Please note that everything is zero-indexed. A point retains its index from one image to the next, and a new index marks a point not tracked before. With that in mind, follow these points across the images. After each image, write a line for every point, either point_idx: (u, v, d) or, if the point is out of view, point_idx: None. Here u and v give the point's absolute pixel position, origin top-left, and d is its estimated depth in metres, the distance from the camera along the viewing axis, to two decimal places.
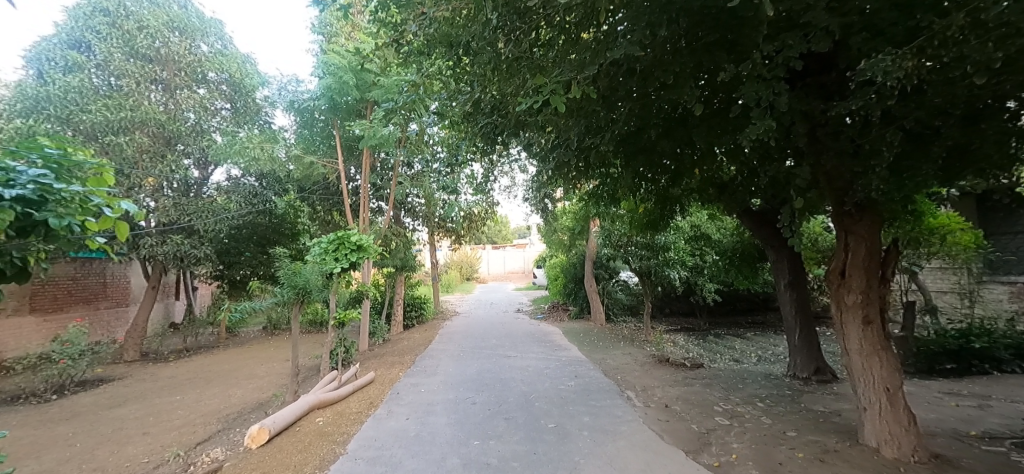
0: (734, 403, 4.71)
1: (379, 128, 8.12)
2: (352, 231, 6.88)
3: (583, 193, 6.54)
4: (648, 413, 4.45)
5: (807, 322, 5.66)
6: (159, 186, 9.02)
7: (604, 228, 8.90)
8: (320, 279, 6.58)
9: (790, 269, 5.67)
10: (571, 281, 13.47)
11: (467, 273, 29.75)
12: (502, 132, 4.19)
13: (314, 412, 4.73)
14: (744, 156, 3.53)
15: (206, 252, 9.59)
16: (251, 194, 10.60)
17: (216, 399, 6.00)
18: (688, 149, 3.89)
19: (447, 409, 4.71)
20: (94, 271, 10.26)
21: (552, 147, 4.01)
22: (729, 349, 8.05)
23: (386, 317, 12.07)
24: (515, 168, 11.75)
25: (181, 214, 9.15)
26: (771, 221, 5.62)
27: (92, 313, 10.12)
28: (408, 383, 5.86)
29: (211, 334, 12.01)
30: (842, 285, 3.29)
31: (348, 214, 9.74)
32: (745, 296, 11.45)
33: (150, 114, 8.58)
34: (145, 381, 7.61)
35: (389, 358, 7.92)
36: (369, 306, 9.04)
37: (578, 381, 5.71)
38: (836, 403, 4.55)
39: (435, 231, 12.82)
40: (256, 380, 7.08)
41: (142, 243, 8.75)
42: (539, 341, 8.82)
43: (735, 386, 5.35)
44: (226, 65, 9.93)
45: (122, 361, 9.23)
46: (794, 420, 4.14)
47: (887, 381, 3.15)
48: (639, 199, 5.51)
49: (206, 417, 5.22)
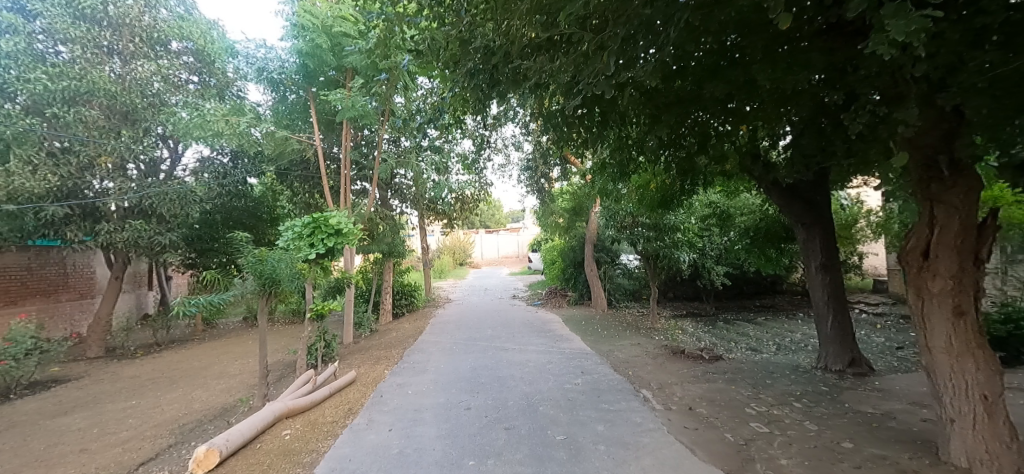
0: (768, 404, 4.09)
1: (359, 98, 7.26)
2: (329, 213, 6.15)
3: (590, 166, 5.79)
4: (672, 418, 3.82)
5: (842, 309, 5.03)
6: (117, 167, 8.10)
7: (606, 208, 8.18)
8: (292, 268, 5.69)
9: (823, 250, 5.02)
10: (570, 265, 12.79)
11: (461, 258, 29.06)
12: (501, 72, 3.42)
13: (280, 423, 4.03)
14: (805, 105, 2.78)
15: (172, 239, 8.75)
16: (220, 176, 9.76)
17: (175, 405, 5.30)
18: (732, 100, 3.14)
19: (438, 417, 4.05)
20: (52, 261, 9.40)
21: (564, 90, 3.21)
22: (743, 336, 7.49)
23: (374, 306, 11.33)
24: (510, 145, 11.06)
25: (139, 196, 8.23)
26: (803, 195, 5.01)
27: (52, 306, 9.29)
28: (393, 383, 5.18)
29: (187, 326, 11.23)
30: (925, 269, 2.59)
31: (327, 196, 8.91)
32: (753, 279, 10.90)
33: (98, 83, 7.51)
34: (104, 381, 6.86)
35: (374, 352, 7.24)
36: (353, 295, 8.32)
37: (585, 378, 5.06)
38: (886, 403, 3.94)
39: (425, 214, 12.02)
40: (226, 380, 6.37)
41: (98, 229, 7.86)
42: (539, 330, 8.18)
43: (763, 382, 4.74)
44: (188, 31, 8.90)
45: (84, 358, 8.48)
46: (844, 426, 3.53)
47: (984, 387, 2.47)
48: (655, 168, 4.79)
49: (159, 429, 4.52)
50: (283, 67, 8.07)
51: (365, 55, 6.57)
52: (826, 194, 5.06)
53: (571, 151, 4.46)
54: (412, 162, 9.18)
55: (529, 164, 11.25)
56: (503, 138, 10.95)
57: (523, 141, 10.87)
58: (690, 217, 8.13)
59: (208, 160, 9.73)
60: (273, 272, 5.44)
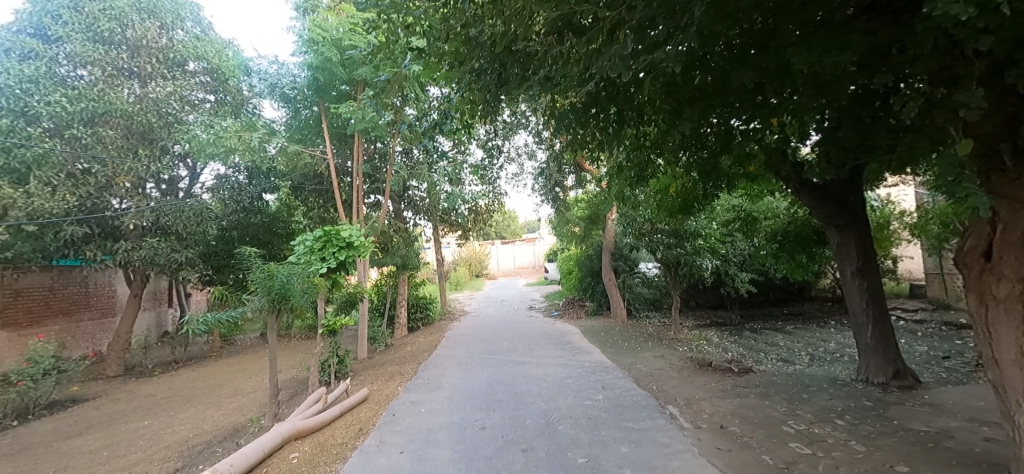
0: (807, 422, 3.75)
1: (372, 111, 7.25)
2: (341, 225, 6.12)
3: (606, 170, 5.57)
4: (704, 439, 3.51)
5: (882, 316, 4.67)
6: (135, 187, 8.24)
7: (623, 215, 7.96)
8: (303, 283, 5.52)
9: (859, 253, 4.70)
10: (587, 275, 12.50)
11: (476, 270, 28.95)
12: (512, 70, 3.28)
13: (289, 445, 3.88)
14: (844, 91, 2.53)
15: (187, 256, 8.89)
16: (235, 192, 10.01)
17: (186, 425, 5.22)
18: (760, 93, 2.92)
19: (451, 438, 3.83)
20: (74, 281, 9.60)
21: (577, 86, 3.04)
22: (773, 346, 7.10)
23: (388, 320, 11.21)
24: (523, 154, 10.97)
25: (155, 216, 8.38)
26: (835, 195, 4.72)
27: (73, 325, 9.46)
28: (406, 401, 5.00)
29: (206, 343, 11.30)
30: (989, 271, 2.25)
31: (340, 209, 8.90)
32: (779, 285, 10.45)
33: (115, 103, 7.77)
34: (121, 400, 6.85)
35: (388, 367, 7.08)
36: (367, 309, 8.21)
37: (606, 394, 4.79)
38: (942, 420, 3.56)
39: (439, 226, 11.96)
40: (239, 399, 6.28)
41: (116, 247, 8.00)
42: (557, 343, 7.92)
43: (800, 397, 4.40)
44: (203, 51, 9.10)
45: (104, 377, 8.55)
46: (897, 447, 3.17)
47: None
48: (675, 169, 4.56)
49: (168, 451, 4.42)
50: (297, 83, 8.16)
51: (376, 67, 6.55)
52: (860, 194, 4.76)
53: (586, 155, 4.30)
54: (424, 174, 9.12)
55: (544, 172, 11.11)
56: (515, 147, 10.87)
57: (537, 149, 10.73)
58: (712, 222, 7.83)
59: (223, 177, 9.92)
60: (283, 287, 5.26)
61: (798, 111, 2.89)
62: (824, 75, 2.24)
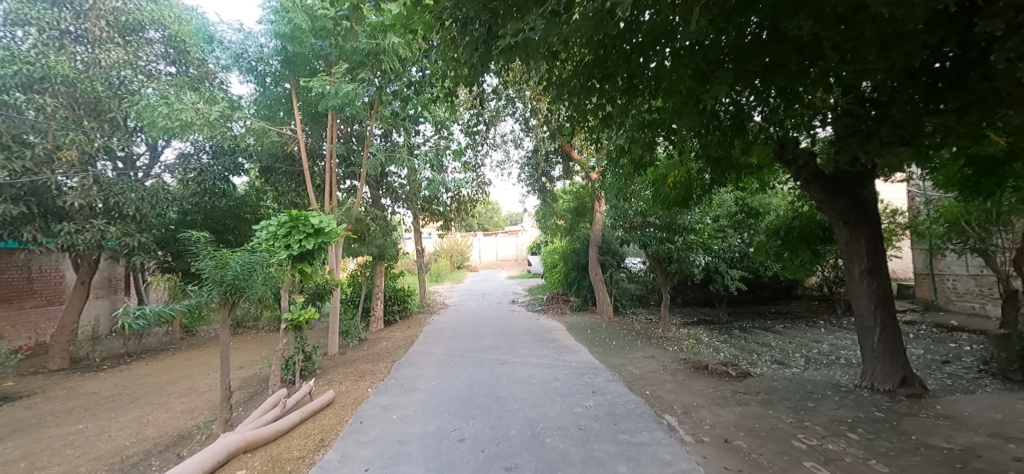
0: (818, 436, 3.40)
1: (348, 86, 6.62)
2: (310, 211, 5.52)
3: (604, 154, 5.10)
4: (709, 456, 3.11)
5: (890, 320, 4.38)
6: (81, 164, 7.39)
7: (613, 207, 7.53)
8: (259, 275, 4.85)
9: (869, 252, 4.39)
10: (573, 269, 12.09)
11: (457, 261, 28.43)
12: (504, 21, 2.77)
13: (238, 459, 3.32)
14: (908, 56, 2.10)
15: (140, 240, 8.07)
16: (196, 173, 9.13)
17: (126, 430, 4.60)
18: (799, 57, 2.47)
19: (426, 453, 3.34)
20: (13, 265, 8.73)
21: (589, 34, 2.52)
22: (765, 347, 6.85)
23: (363, 313, 10.61)
24: (509, 141, 10.51)
25: (105, 197, 7.58)
26: (846, 188, 4.38)
27: (12, 313, 8.61)
28: (377, 405, 4.50)
29: (165, 334, 10.51)
30: None
31: (311, 194, 8.22)
32: (768, 283, 10.26)
33: (54, 67, 6.88)
34: (58, 398, 6.10)
35: (360, 365, 6.55)
36: (339, 301, 7.63)
37: (597, 400, 4.38)
38: (963, 435, 3.24)
39: (420, 215, 11.39)
40: (191, 400, 5.64)
41: (56, 229, 7.17)
42: (541, 340, 7.53)
43: (806, 406, 4.07)
44: (160, 16, 8.20)
45: (45, 371, 7.76)
46: (924, 467, 2.83)
47: None
48: (679, 151, 4.13)
49: (95, 463, 3.80)
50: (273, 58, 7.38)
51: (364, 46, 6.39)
52: (873, 189, 4.44)
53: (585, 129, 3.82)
54: (404, 158, 8.50)
55: (529, 161, 10.72)
56: (501, 134, 10.38)
57: (524, 137, 10.24)
58: (706, 217, 7.51)
59: (184, 156, 9.11)
60: (235, 278, 4.63)
61: (845, 80, 2.47)
62: (898, 25, 1.79)
